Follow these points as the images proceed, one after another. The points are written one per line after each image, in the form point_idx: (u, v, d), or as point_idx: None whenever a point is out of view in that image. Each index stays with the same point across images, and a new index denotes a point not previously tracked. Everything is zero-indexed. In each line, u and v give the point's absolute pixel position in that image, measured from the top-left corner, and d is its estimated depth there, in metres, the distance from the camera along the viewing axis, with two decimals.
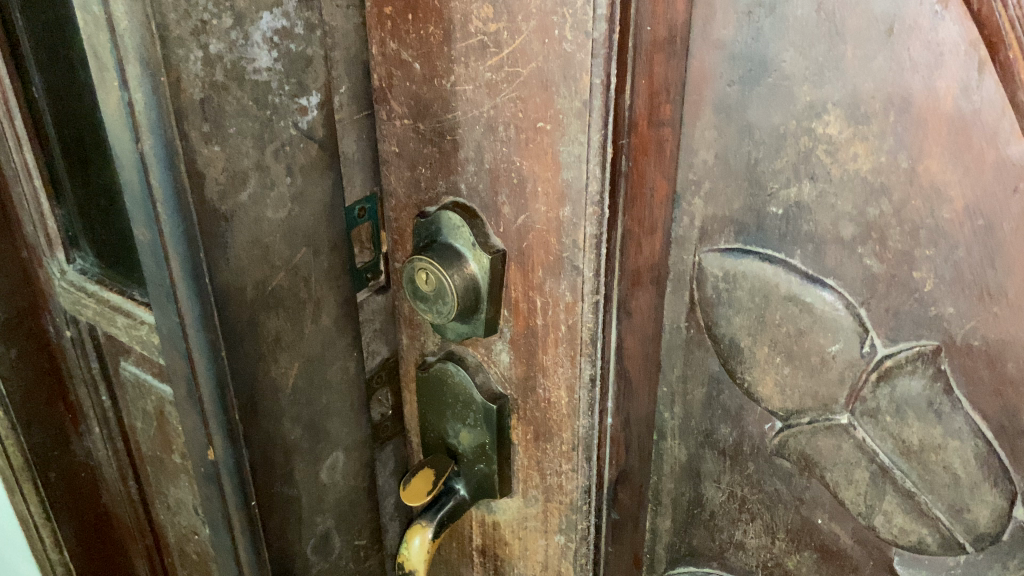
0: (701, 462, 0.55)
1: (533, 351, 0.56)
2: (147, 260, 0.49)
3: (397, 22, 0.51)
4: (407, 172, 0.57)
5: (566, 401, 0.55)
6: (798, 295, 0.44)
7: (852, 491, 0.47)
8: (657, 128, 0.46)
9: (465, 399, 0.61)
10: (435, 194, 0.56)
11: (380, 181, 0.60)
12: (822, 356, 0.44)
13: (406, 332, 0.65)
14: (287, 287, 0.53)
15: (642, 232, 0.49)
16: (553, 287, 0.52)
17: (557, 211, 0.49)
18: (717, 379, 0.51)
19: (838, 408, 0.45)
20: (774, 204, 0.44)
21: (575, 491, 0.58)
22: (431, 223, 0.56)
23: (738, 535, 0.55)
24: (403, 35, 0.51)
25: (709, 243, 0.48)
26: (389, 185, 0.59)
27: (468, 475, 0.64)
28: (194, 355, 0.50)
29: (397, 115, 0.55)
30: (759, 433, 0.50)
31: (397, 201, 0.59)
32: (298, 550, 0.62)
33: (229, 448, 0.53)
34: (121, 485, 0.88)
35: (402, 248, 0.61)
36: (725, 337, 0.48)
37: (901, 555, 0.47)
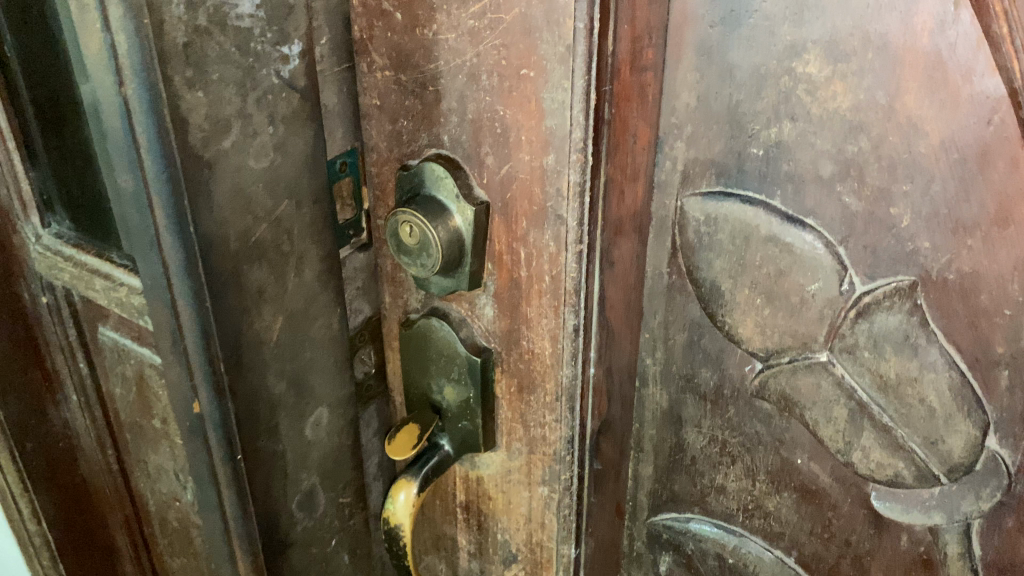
0: (682, 407, 0.56)
1: (516, 303, 0.57)
2: (129, 210, 0.48)
3: None
4: (388, 125, 0.57)
5: (549, 351, 0.56)
6: (777, 236, 0.45)
7: (830, 428, 0.48)
8: (639, 73, 0.46)
9: (449, 353, 0.62)
10: (417, 147, 0.56)
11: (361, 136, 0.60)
12: (802, 295, 0.45)
13: (389, 290, 0.65)
14: (270, 240, 0.53)
15: (624, 178, 0.50)
16: (536, 237, 0.53)
17: (540, 159, 0.49)
18: (698, 324, 0.52)
19: (817, 346, 0.46)
20: (755, 145, 0.45)
21: (558, 442, 0.59)
22: (413, 176, 0.56)
23: (719, 480, 0.56)
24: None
25: (691, 187, 0.48)
26: (370, 140, 0.59)
27: (453, 431, 0.65)
28: (178, 306, 0.50)
29: (378, 68, 0.55)
30: (739, 376, 0.51)
31: (378, 155, 0.59)
32: (284, 506, 0.62)
33: (214, 400, 0.53)
34: (99, 454, 0.88)
35: (384, 203, 0.60)
36: (707, 282, 0.49)
37: (879, 490, 0.48)
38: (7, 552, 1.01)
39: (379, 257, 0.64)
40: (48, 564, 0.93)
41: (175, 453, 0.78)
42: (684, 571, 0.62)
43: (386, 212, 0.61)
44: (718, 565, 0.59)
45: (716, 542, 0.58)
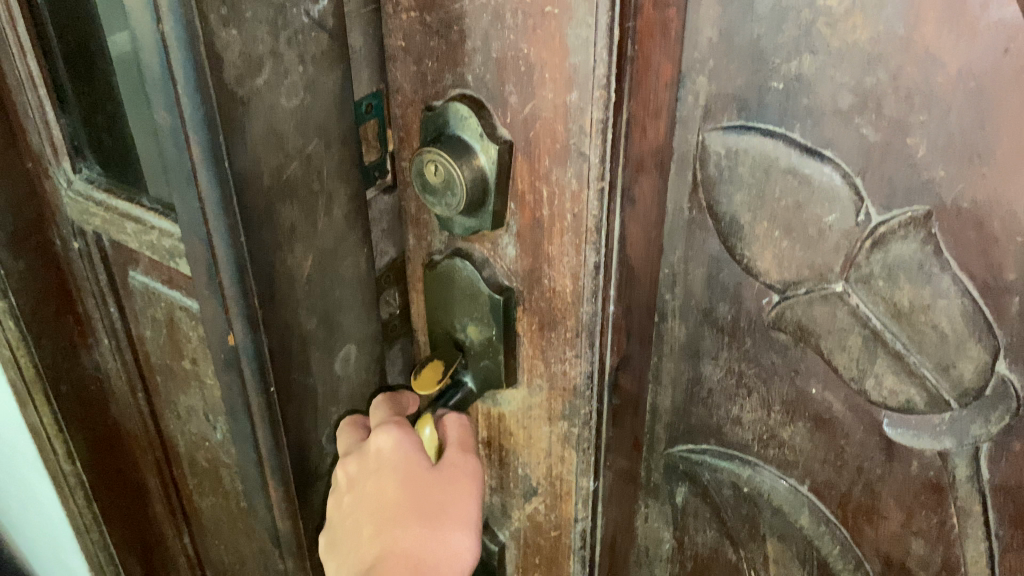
0: (700, 340, 0.57)
1: (539, 242, 0.58)
2: (168, 145, 0.50)
3: None
4: (413, 67, 0.58)
5: (570, 288, 0.58)
6: (797, 168, 0.46)
7: (845, 357, 0.50)
8: (663, 10, 0.47)
9: (472, 293, 0.63)
10: (442, 87, 0.57)
11: (386, 78, 0.61)
12: (820, 227, 0.47)
13: (413, 233, 0.67)
14: (301, 178, 0.55)
15: (646, 115, 0.51)
16: (559, 175, 0.54)
17: (564, 97, 0.50)
18: (717, 259, 0.53)
19: (833, 277, 0.48)
20: (776, 79, 0.46)
21: (578, 377, 0.61)
22: (438, 115, 0.57)
23: (735, 411, 0.58)
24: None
25: (713, 122, 0.49)
26: (396, 82, 0.60)
27: (475, 369, 0.67)
28: (214, 240, 0.52)
29: (404, 9, 0.56)
30: (757, 308, 0.53)
31: (403, 97, 0.60)
32: (314, 438, 0.64)
33: (249, 333, 0.55)
34: (130, 397, 0.91)
35: (408, 145, 0.62)
36: (727, 215, 0.50)
37: (891, 417, 0.50)
38: (42, 492, 1.05)
39: (403, 198, 0.66)
40: (83, 504, 0.96)
41: (205, 393, 0.81)
42: (699, 502, 0.64)
43: (410, 153, 0.62)
44: (733, 495, 0.61)
45: (731, 473, 0.60)
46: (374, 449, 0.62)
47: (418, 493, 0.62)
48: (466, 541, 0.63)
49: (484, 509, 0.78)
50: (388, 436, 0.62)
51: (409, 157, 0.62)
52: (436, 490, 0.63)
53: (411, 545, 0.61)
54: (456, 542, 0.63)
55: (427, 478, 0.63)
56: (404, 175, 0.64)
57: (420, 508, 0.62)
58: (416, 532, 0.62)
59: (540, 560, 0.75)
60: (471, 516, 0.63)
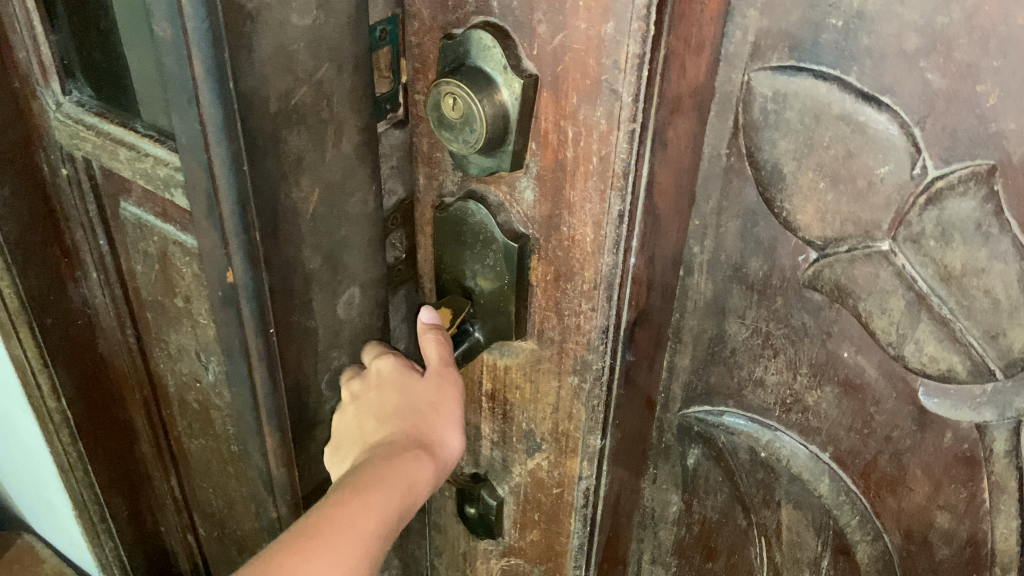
0: (727, 297, 0.54)
1: (560, 186, 0.55)
2: (167, 59, 0.46)
3: None
4: None
5: (591, 237, 0.55)
6: (851, 115, 0.43)
7: (884, 321, 0.47)
8: None
9: (486, 238, 0.60)
10: (464, 14, 0.53)
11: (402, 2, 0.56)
12: (870, 179, 0.43)
13: (424, 172, 0.63)
14: (310, 106, 0.50)
15: (686, 51, 0.48)
16: (587, 115, 0.51)
17: (599, 28, 0.47)
18: (753, 212, 0.50)
19: (880, 235, 0.45)
20: (835, 16, 0.42)
21: (593, 332, 0.59)
22: (458, 45, 0.53)
23: (758, 372, 0.55)
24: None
25: (760, 61, 0.46)
26: (413, 7, 0.56)
27: (484, 318, 0.64)
28: (215, 167, 0.48)
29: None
30: (792, 266, 0.49)
31: (420, 24, 0.56)
32: (314, 384, 0.61)
33: (249, 270, 0.52)
34: (119, 334, 0.87)
35: (424, 76, 0.58)
36: (768, 163, 0.47)
37: (927, 385, 0.47)
38: (26, 428, 1.02)
39: (414, 136, 0.62)
40: (69, 442, 0.94)
41: (198, 332, 0.77)
42: (713, 465, 0.62)
43: (426, 85, 0.58)
44: (750, 460, 0.59)
45: (750, 436, 0.57)
46: (376, 373, 0.62)
47: (410, 397, 0.61)
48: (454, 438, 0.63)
49: (484, 463, 0.75)
50: (390, 360, 0.62)
51: (424, 90, 0.58)
52: (423, 395, 0.61)
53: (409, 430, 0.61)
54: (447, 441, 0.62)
55: (419, 387, 0.61)
56: (418, 110, 0.60)
57: (412, 409, 0.61)
58: (411, 425, 0.61)
59: (541, 516, 0.73)
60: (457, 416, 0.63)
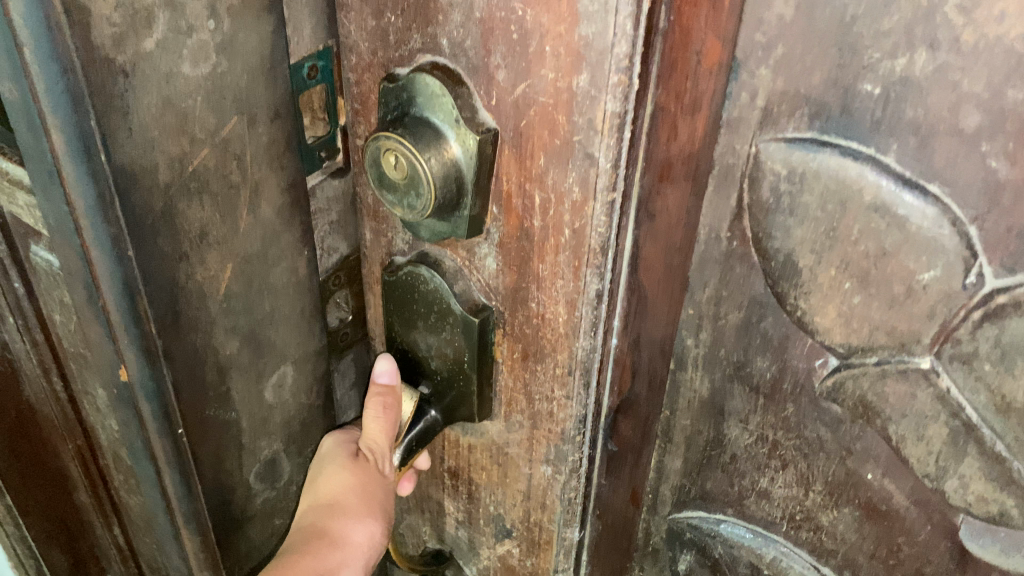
0: (727, 397, 0.45)
1: (525, 257, 0.46)
2: (20, 127, 0.36)
3: None
4: (371, 20, 0.44)
5: (563, 318, 0.46)
6: (886, 205, 0.33)
7: (920, 448, 0.38)
8: None
9: (441, 308, 0.51)
10: (408, 51, 0.43)
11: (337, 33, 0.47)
12: (910, 285, 0.34)
13: (370, 227, 0.53)
14: (214, 169, 0.41)
15: (679, 108, 0.38)
16: (556, 179, 0.41)
17: (570, 79, 0.38)
18: (760, 303, 0.41)
19: (919, 349, 0.35)
20: (870, 80, 0.32)
21: (567, 421, 0.49)
22: (401, 89, 0.44)
23: (763, 483, 0.46)
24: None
25: (771, 129, 0.36)
26: (348, 39, 0.46)
27: (441, 395, 0.54)
28: (92, 253, 0.38)
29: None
30: (806, 371, 0.40)
31: (357, 59, 0.46)
32: (239, 480, 0.52)
33: (146, 366, 0.43)
34: (44, 382, 0.77)
35: (365, 121, 0.48)
36: (779, 255, 0.38)
37: (972, 524, 0.39)
38: None
39: (357, 185, 0.52)
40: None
41: None
42: (707, 573, 0.53)
43: (367, 132, 0.48)
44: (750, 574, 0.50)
45: (751, 552, 0.49)
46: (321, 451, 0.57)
47: (329, 489, 0.56)
48: (366, 530, 0.58)
49: (449, 541, 0.66)
50: (333, 437, 0.57)
51: (366, 135, 0.49)
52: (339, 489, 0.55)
53: (314, 525, 0.56)
54: (357, 533, 0.58)
55: (339, 477, 0.55)
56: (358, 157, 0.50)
57: (326, 504, 0.56)
58: (324, 520, 0.56)
59: None
60: (375, 510, 0.58)
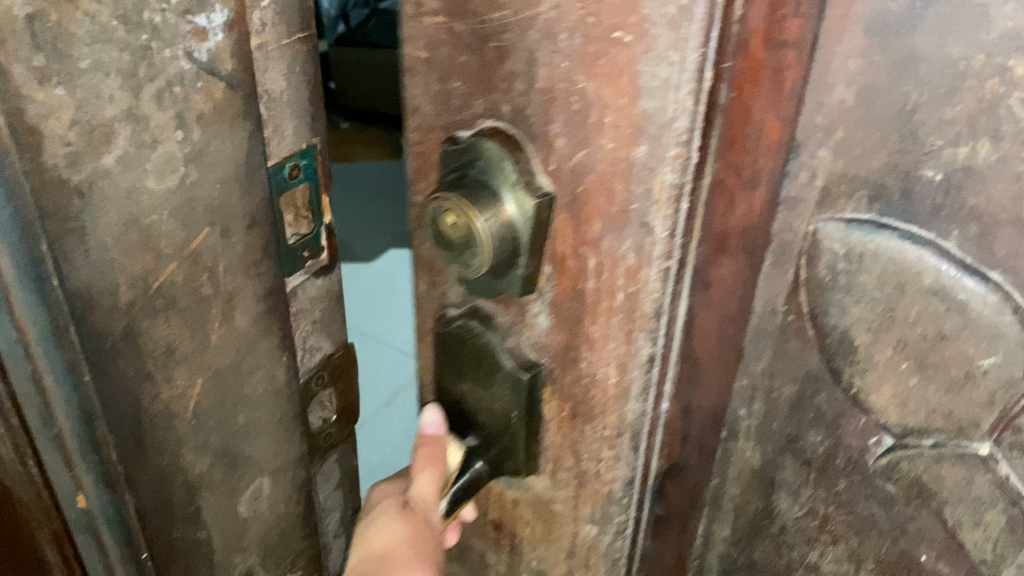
0: (779, 469, 0.46)
1: (578, 317, 0.46)
2: None
3: None
4: (437, 85, 0.45)
5: (614, 380, 0.46)
6: (946, 289, 0.33)
7: (977, 534, 0.37)
8: (777, 51, 0.35)
9: (491, 364, 0.51)
10: (470, 114, 0.45)
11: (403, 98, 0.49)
12: (969, 369, 0.34)
13: (425, 279, 0.54)
14: None
15: (737, 183, 0.39)
16: (612, 245, 0.42)
17: (628, 150, 0.38)
18: (815, 377, 0.41)
19: (978, 434, 0.35)
20: (931, 166, 0.33)
21: (615, 482, 0.49)
22: (462, 152, 0.45)
23: (813, 557, 0.46)
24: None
25: (829, 208, 0.37)
26: (412, 101, 0.47)
27: (488, 448, 0.54)
28: None
29: (428, 12, 0.43)
30: (860, 448, 0.40)
31: (422, 120, 0.47)
32: None
33: None
34: None
35: (426, 178, 0.49)
36: (834, 332, 0.38)
37: None
38: None
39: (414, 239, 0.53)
40: None
41: None
42: None
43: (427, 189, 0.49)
44: None
45: None
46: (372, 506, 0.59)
47: None
48: None
49: None
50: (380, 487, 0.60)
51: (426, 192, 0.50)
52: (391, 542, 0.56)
53: None
54: None
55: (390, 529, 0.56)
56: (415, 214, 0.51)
57: None
58: None
59: None
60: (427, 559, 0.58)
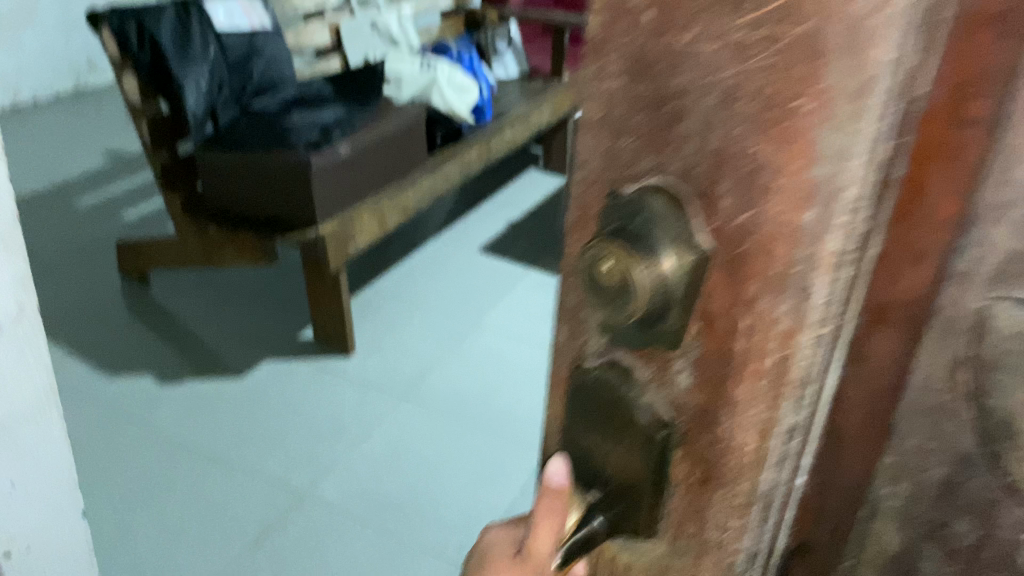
0: (919, 559, 0.46)
1: (721, 377, 0.46)
2: None
3: None
4: (608, 142, 0.48)
5: (751, 447, 0.47)
6: None
7: None
8: (963, 131, 0.38)
9: (626, 418, 0.49)
10: (637, 169, 0.46)
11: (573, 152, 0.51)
12: None
13: (567, 327, 0.55)
14: None
15: (902, 258, 0.42)
16: (768, 308, 0.43)
17: (796, 216, 0.41)
18: (969, 460, 0.42)
19: None
20: None
21: (741, 553, 0.51)
22: (626, 202, 0.45)
23: None
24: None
25: (1004, 288, 0.39)
26: (581, 154, 0.50)
27: (609, 507, 0.52)
28: None
29: (608, 73, 0.46)
30: (1013, 539, 0.41)
31: (588, 176, 0.50)
32: None
33: None
34: None
35: (583, 230, 0.52)
36: (997, 412, 0.39)
37: None
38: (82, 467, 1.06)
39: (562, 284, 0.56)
40: None
41: None
42: None
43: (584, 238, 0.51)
44: None
45: None
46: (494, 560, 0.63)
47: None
48: None
49: None
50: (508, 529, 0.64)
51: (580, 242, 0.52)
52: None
53: None
54: None
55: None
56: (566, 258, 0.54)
57: None
58: None
59: None
60: None
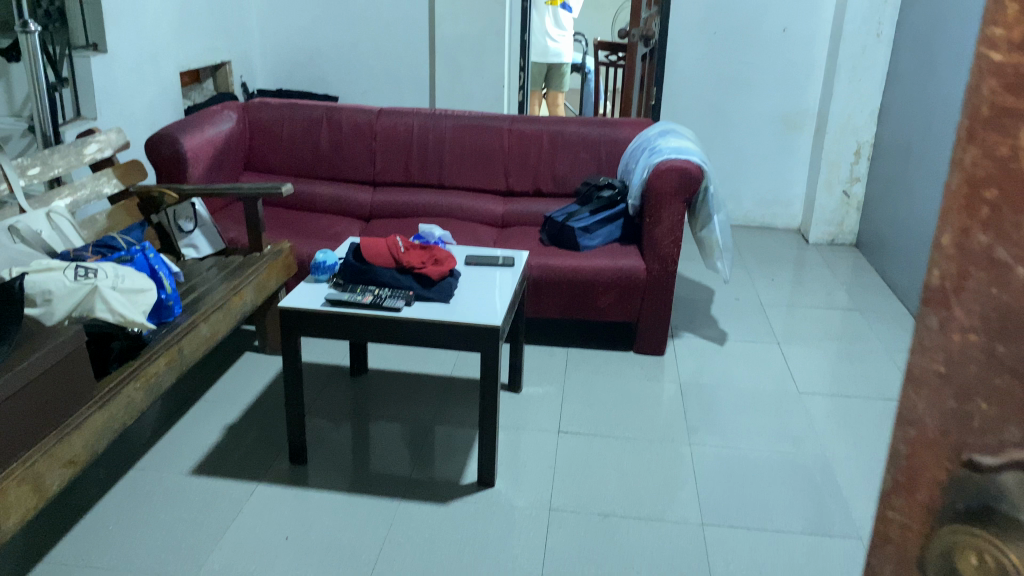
0: None
1: None
2: None
3: (1001, 219, 0.61)
4: (951, 400, 0.68)
5: None
6: None
7: None
8: None
9: None
10: (990, 432, 0.66)
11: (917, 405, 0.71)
12: None
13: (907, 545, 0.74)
14: None
15: None
16: None
17: None
18: None
19: None
20: None
21: None
22: (984, 480, 0.65)
23: None
24: (1016, 236, 0.61)
25: None
26: (914, 415, 0.72)
27: None
28: None
29: (961, 328, 0.66)
30: None
31: (919, 434, 0.72)
32: None
33: None
34: None
35: (915, 486, 0.73)
36: None
37: None
38: None
39: (874, 557, 0.79)
40: None
41: None
42: None
43: (920, 495, 0.73)
44: None
45: None
46: None
47: None
48: None
49: None
50: None
51: (906, 502, 0.75)
52: None
53: None
54: None
55: None
56: (888, 525, 0.77)
57: None
58: None
59: None
60: None
